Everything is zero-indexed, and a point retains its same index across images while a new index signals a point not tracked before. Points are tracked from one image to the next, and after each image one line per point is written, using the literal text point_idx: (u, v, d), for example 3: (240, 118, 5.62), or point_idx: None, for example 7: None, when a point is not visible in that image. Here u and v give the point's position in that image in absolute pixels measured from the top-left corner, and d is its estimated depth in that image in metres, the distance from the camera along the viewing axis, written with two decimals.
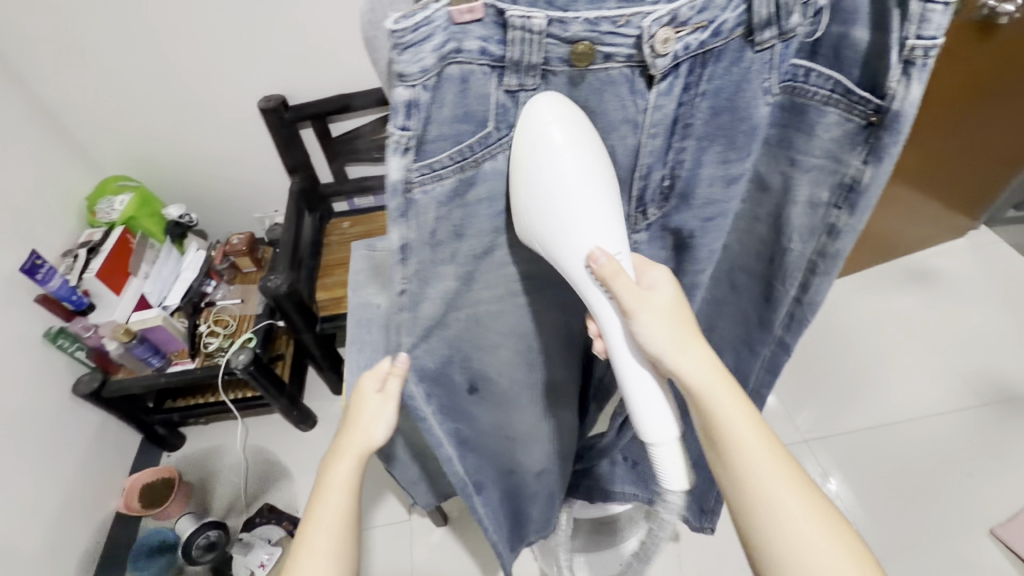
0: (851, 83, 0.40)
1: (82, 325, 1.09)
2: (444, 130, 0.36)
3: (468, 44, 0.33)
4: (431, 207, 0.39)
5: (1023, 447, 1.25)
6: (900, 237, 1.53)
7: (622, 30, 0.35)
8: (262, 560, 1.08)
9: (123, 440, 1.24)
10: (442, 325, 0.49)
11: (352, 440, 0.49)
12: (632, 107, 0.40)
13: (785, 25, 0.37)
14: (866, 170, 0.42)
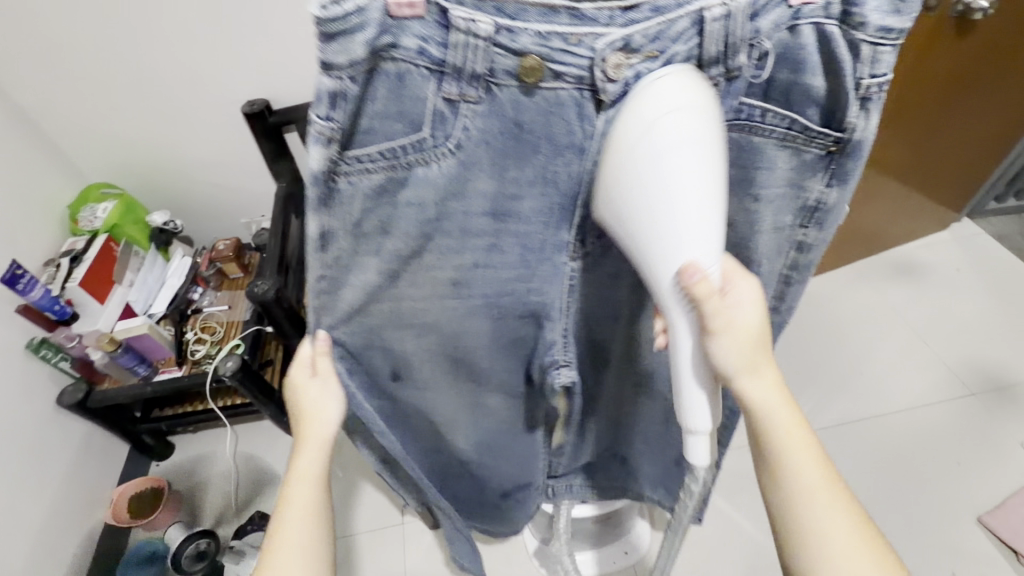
0: (808, 122, 0.40)
1: (65, 334, 1.08)
2: (373, 126, 0.36)
3: (405, 40, 0.32)
4: (357, 198, 0.39)
5: (1009, 435, 1.27)
6: (886, 231, 1.55)
7: (574, 48, 0.34)
8: None
9: (110, 451, 1.22)
10: (367, 317, 0.49)
11: (308, 428, 0.52)
12: (578, 133, 0.37)
13: (732, 63, 0.36)
14: (829, 193, 0.44)
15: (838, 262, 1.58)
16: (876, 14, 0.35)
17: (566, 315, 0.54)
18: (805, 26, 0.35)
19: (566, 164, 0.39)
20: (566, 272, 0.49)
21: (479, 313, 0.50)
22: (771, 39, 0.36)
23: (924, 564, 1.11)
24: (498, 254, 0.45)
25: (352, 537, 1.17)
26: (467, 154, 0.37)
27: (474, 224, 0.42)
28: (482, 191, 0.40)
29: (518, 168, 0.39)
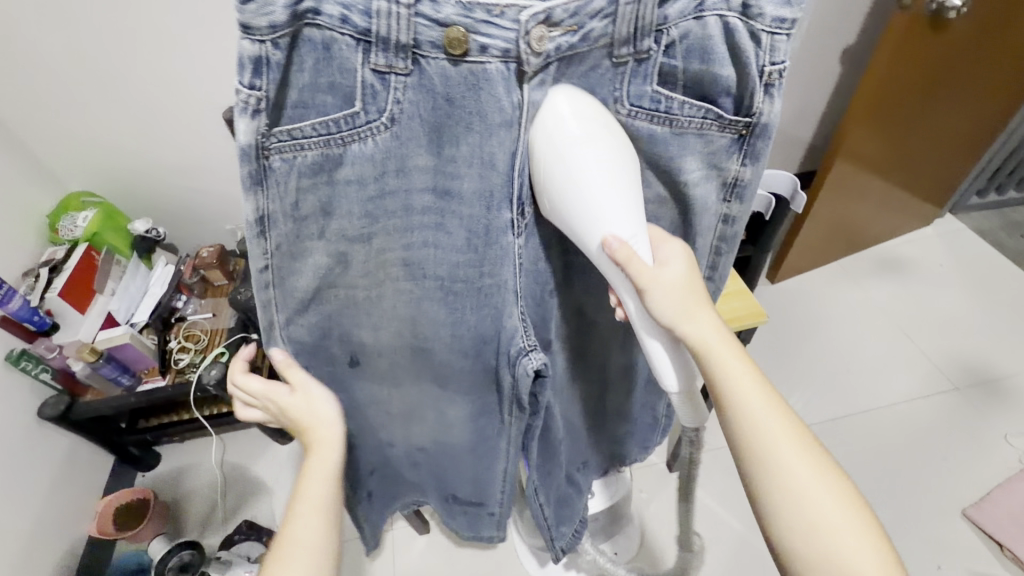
0: (722, 110, 0.40)
1: (45, 345, 1.06)
2: (306, 98, 0.36)
3: (327, 7, 0.33)
4: (291, 176, 0.38)
5: (994, 428, 1.28)
6: (870, 227, 1.56)
7: (497, 20, 0.34)
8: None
9: (94, 462, 1.20)
10: (328, 298, 0.48)
11: (305, 427, 0.56)
12: (508, 108, 0.38)
13: (641, 45, 0.37)
14: (745, 170, 0.45)
15: (823, 259, 1.58)
16: (771, 5, 0.36)
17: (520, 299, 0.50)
18: (710, 16, 0.36)
19: (501, 142, 0.40)
20: (511, 259, 0.47)
21: (439, 304, 0.50)
22: (677, 28, 0.37)
23: (915, 560, 1.11)
24: (444, 233, 0.45)
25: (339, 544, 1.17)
26: (404, 124, 0.38)
27: (417, 199, 0.42)
28: (422, 163, 0.40)
29: (454, 145, 0.40)
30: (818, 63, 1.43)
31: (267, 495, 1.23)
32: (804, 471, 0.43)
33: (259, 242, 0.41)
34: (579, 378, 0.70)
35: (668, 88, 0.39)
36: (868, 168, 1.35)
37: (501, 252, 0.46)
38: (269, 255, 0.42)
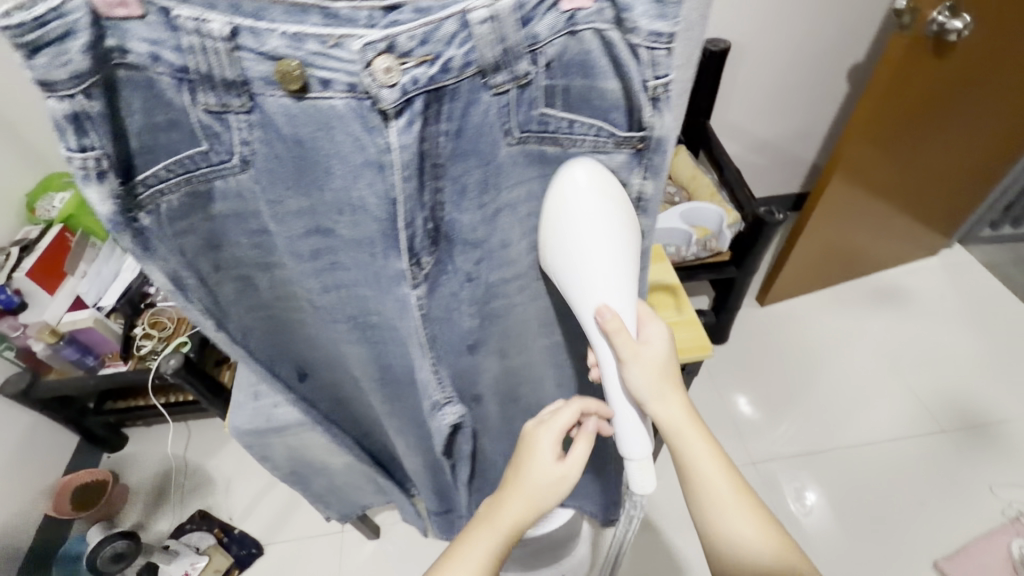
0: (615, 128, 0.32)
1: (10, 323, 1.04)
2: (151, 142, 0.29)
3: (133, 44, 0.26)
4: (165, 225, 0.32)
5: (980, 477, 1.21)
6: (868, 252, 1.49)
7: (334, 52, 0.26)
8: (187, 568, 1.07)
9: (58, 440, 1.21)
10: (272, 306, 0.42)
11: (511, 501, 0.49)
12: (371, 148, 0.30)
13: (516, 69, 0.28)
14: (647, 185, 0.35)
15: (817, 283, 1.52)
16: (646, 18, 0.27)
17: (428, 349, 0.43)
18: (585, 32, 0.29)
19: (369, 184, 0.31)
20: (411, 309, 0.39)
21: (358, 340, 0.45)
22: (552, 46, 0.29)
23: None
24: (342, 271, 0.38)
25: (287, 542, 1.16)
26: (262, 164, 0.31)
27: (301, 245, 0.36)
28: (292, 206, 0.33)
29: (314, 186, 0.32)
30: (824, 78, 1.35)
31: (224, 489, 1.22)
32: (757, 544, 0.46)
33: (197, 304, 0.37)
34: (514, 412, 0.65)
35: (553, 110, 0.31)
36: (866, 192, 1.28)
37: (398, 300, 0.38)
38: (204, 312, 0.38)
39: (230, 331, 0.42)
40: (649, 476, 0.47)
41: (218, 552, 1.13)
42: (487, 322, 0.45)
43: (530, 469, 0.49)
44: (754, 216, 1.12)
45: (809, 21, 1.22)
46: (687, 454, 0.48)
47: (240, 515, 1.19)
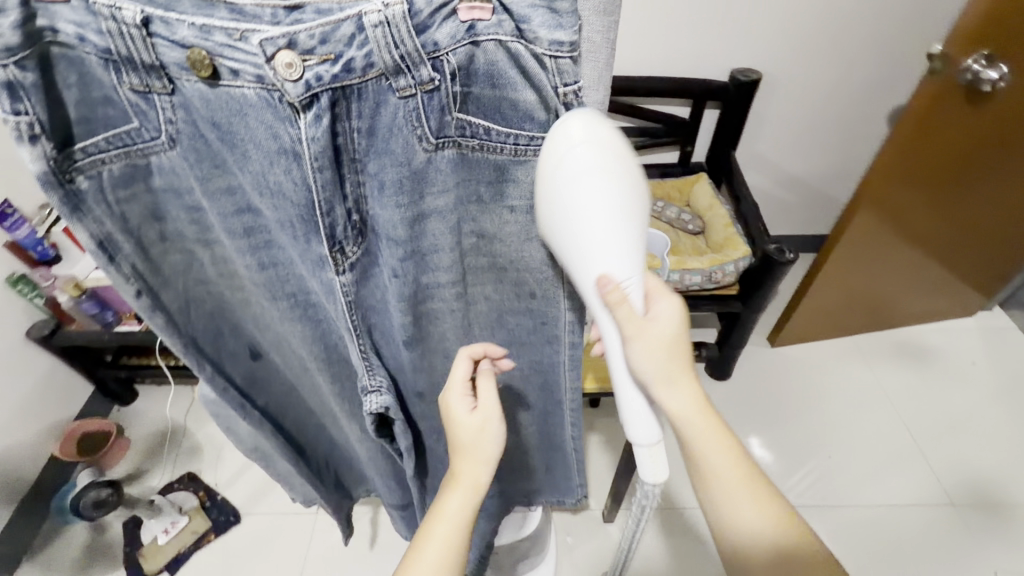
0: (528, 134, 0.36)
1: (42, 274, 1.11)
2: (88, 113, 0.33)
3: (61, 26, 0.30)
4: (101, 195, 0.36)
5: (988, 561, 1.11)
6: (894, 303, 1.41)
7: (240, 45, 0.30)
8: (166, 526, 1.15)
9: (73, 386, 1.28)
10: (205, 298, 0.48)
11: (462, 464, 0.48)
12: (284, 137, 0.33)
13: (418, 74, 0.31)
14: None
15: (837, 331, 1.45)
16: (544, 27, 0.31)
17: (357, 335, 0.44)
18: (487, 43, 0.32)
19: (285, 170, 0.35)
20: (337, 294, 0.41)
21: (297, 318, 0.49)
22: (455, 54, 0.31)
23: None
24: (277, 248, 0.43)
25: (265, 517, 1.19)
26: (188, 143, 0.36)
27: (231, 222, 0.40)
28: (221, 184, 0.38)
29: (237, 168, 0.37)
30: (858, 120, 1.29)
31: (214, 456, 1.28)
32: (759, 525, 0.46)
33: (123, 269, 0.41)
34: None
35: (467, 115, 0.34)
36: (898, 236, 1.21)
37: (325, 283, 0.41)
38: (136, 279, 0.42)
39: (166, 306, 0.45)
40: (659, 464, 0.48)
41: (198, 514, 1.18)
42: (418, 322, 0.47)
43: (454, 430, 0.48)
44: (762, 253, 1.07)
45: (845, 59, 1.18)
46: (700, 443, 0.46)
47: (225, 482, 1.24)
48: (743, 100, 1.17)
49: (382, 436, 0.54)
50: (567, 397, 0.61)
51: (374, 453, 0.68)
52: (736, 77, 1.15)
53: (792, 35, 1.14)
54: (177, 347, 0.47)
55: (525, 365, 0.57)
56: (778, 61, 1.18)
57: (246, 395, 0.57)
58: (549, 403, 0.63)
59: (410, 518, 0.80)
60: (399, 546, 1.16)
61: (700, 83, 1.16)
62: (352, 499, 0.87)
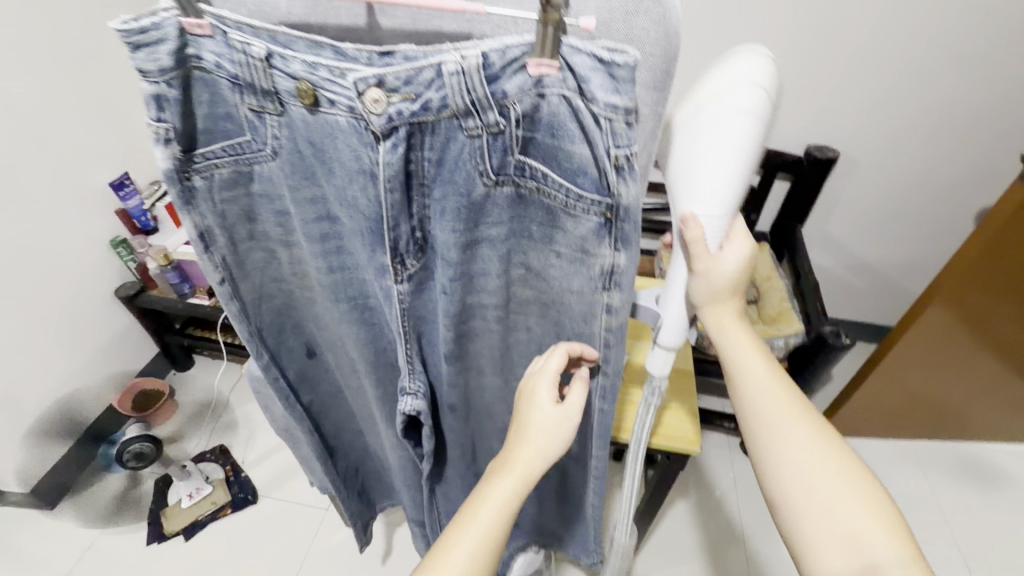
0: (582, 190, 0.36)
1: (140, 242, 1.24)
2: (211, 126, 0.39)
3: (204, 54, 0.35)
4: (212, 192, 0.43)
5: None
6: (967, 414, 1.27)
7: (339, 80, 0.34)
8: (190, 492, 1.21)
9: (143, 347, 1.40)
10: (277, 294, 0.54)
11: (523, 448, 0.47)
12: (364, 159, 0.37)
13: (486, 118, 0.33)
14: (619, 257, 0.38)
15: (891, 433, 1.34)
16: (602, 90, 0.30)
17: (407, 341, 0.47)
18: (552, 96, 0.33)
19: (363, 187, 0.39)
20: (393, 301, 0.45)
21: (354, 320, 0.53)
22: (520, 104, 0.33)
23: None
24: (346, 254, 0.48)
25: (282, 503, 1.24)
26: (286, 157, 0.41)
27: (309, 227, 0.45)
28: (307, 194, 0.43)
29: (324, 181, 0.42)
30: (946, 212, 1.22)
31: (247, 431, 1.36)
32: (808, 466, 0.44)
33: (214, 258, 0.46)
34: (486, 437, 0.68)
35: (530, 159, 0.36)
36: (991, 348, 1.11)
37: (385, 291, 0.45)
38: (223, 269, 0.48)
39: (241, 296, 0.51)
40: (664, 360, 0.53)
41: (221, 487, 1.24)
42: (459, 336, 0.50)
43: (529, 413, 0.48)
44: (817, 333, 1.02)
45: (930, 151, 1.13)
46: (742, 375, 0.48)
47: (252, 461, 1.30)
48: (815, 177, 1.13)
49: (409, 438, 0.57)
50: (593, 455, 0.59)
51: (398, 458, 0.70)
52: (812, 153, 1.11)
53: (880, 122, 1.10)
54: (243, 332, 0.52)
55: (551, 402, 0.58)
56: (859, 145, 1.15)
57: (293, 388, 0.62)
58: (576, 447, 0.63)
59: (416, 532, 0.81)
60: (412, 565, 1.15)
61: (774, 154, 1.15)
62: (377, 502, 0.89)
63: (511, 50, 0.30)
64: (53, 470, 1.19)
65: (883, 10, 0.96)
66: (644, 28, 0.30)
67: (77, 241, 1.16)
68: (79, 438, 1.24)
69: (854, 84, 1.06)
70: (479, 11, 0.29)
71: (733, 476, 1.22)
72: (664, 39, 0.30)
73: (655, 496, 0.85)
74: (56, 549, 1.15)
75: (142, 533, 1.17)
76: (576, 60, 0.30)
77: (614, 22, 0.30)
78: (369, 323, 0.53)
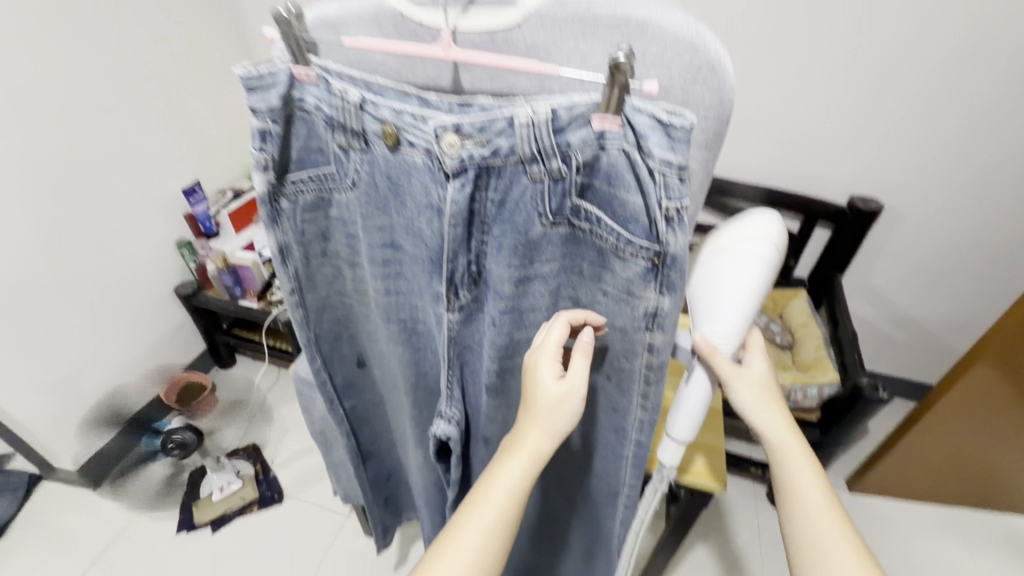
0: (632, 236, 0.39)
1: (201, 245, 1.33)
2: (303, 156, 0.45)
3: (307, 98, 0.41)
4: (295, 214, 0.48)
5: None
6: (1008, 484, 1.19)
7: (421, 125, 0.38)
8: (222, 485, 1.26)
9: (192, 343, 1.49)
10: (337, 306, 0.59)
11: (530, 429, 0.46)
12: (434, 195, 0.42)
13: (550, 164, 0.37)
14: (662, 301, 0.41)
15: (925, 496, 1.27)
16: (658, 147, 0.34)
17: (450, 366, 0.51)
18: (612, 149, 0.36)
19: (429, 220, 0.44)
20: (444, 326, 0.49)
21: (403, 340, 0.57)
22: (582, 154, 0.37)
23: None
24: (403, 280, 0.52)
25: (306, 507, 1.27)
26: (363, 188, 0.46)
27: (375, 252, 0.50)
28: (377, 223, 0.48)
29: (394, 212, 0.46)
30: (997, 274, 1.18)
31: (279, 433, 1.41)
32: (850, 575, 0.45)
33: (288, 270, 0.52)
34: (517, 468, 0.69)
35: (585, 203, 0.40)
36: None
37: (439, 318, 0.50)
38: (294, 280, 0.53)
39: (306, 304, 0.56)
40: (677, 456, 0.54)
41: (250, 484, 1.29)
42: (503, 371, 0.53)
43: (533, 393, 0.46)
44: (853, 384, 1.00)
45: (981, 212, 1.11)
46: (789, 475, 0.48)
47: (281, 462, 1.35)
48: (859, 228, 1.14)
49: (439, 463, 0.60)
50: (623, 490, 0.60)
51: (429, 470, 0.73)
52: (855, 204, 1.12)
53: (929, 179, 1.09)
54: (304, 338, 0.57)
55: (581, 432, 0.59)
56: (907, 198, 1.13)
57: (339, 393, 0.66)
58: (602, 483, 0.63)
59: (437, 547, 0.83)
60: None
61: (816, 203, 1.16)
62: (399, 512, 0.91)
63: (578, 107, 0.34)
64: (99, 453, 1.27)
65: (934, 68, 0.96)
66: (700, 94, 0.33)
67: (149, 241, 1.26)
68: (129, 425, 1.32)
69: (903, 138, 1.05)
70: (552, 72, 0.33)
71: (757, 526, 1.19)
72: (716, 105, 0.33)
73: (675, 536, 0.85)
74: (95, 527, 1.21)
75: (173, 522, 1.23)
76: (637, 119, 0.33)
77: (673, 88, 0.33)
78: (416, 342, 0.58)
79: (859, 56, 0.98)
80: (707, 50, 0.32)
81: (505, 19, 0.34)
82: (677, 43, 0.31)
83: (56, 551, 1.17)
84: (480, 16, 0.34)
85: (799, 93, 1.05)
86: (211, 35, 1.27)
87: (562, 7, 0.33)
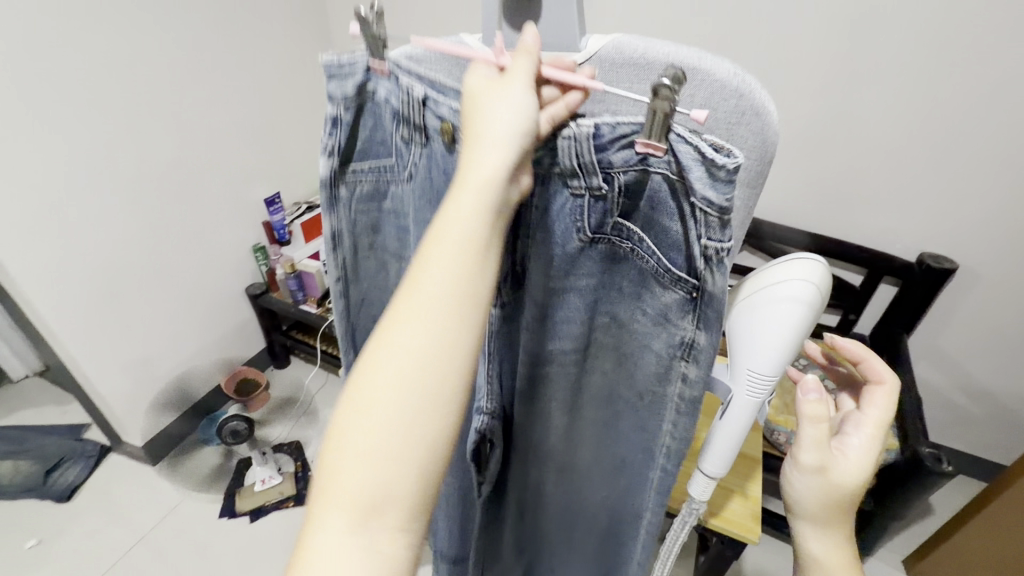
0: (673, 264, 0.41)
1: (275, 251, 1.47)
2: (366, 147, 0.51)
3: (378, 91, 0.47)
4: (352, 198, 0.53)
5: None
6: None
7: None
8: (264, 477, 1.33)
9: (254, 341, 1.60)
10: (379, 300, 0.63)
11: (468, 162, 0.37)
12: None
13: (590, 181, 0.40)
14: (698, 335, 0.42)
15: None
16: (700, 184, 0.35)
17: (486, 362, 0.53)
18: (654, 175, 0.38)
19: None
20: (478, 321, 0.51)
21: None
22: (623, 175, 0.39)
23: None
24: None
25: None
26: (418, 181, 0.50)
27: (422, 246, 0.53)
28: (427, 218, 0.50)
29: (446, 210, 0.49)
30: None
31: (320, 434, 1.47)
32: None
33: (338, 254, 0.56)
34: (546, 499, 0.68)
35: (628, 223, 0.42)
36: None
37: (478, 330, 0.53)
38: (342, 266, 0.58)
39: (349, 294, 0.60)
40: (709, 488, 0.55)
41: (288, 480, 1.35)
42: (534, 379, 0.55)
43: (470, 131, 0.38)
44: (911, 451, 0.93)
45: None
46: None
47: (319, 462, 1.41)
48: (928, 287, 1.08)
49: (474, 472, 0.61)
50: (647, 517, 0.58)
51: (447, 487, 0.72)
52: (926, 261, 1.06)
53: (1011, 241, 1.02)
54: (342, 322, 0.61)
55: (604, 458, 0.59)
56: (985, 259, 1.06)
57: None
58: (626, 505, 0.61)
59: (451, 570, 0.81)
60: None
61: (880, 257, 1.11)
62: None
63: (622, 128, 0.37)
64: (163, 433, 1.38)
65: (1012, 128, 0.91)
66: (744, 135, 0.35)
67: (231, 242, 1.39)
68: (190, 410, 1.43)
69: (978, 199, 1.00)
70: (598, 88, 0.35)
71: None
72: (759, 146, 0.35)
73: None
74: (148, 502, 1.30)
75: (217, 507, 1.30)
76: (681, 149, 0.35)
77: (717, 129, 0.36)
78: None
79: (930, 110, 0.95)
80: (753, 96, 0.34)
81: (568, 62, 0.38)
82: (724, 88, 0.34)
83: (113, 521, 1.26)
84: (547, 58, 0.38)
85: (864, 145, 1.03)
86: (304, 68, 1.42)
87: (619, 52, 0.36)
